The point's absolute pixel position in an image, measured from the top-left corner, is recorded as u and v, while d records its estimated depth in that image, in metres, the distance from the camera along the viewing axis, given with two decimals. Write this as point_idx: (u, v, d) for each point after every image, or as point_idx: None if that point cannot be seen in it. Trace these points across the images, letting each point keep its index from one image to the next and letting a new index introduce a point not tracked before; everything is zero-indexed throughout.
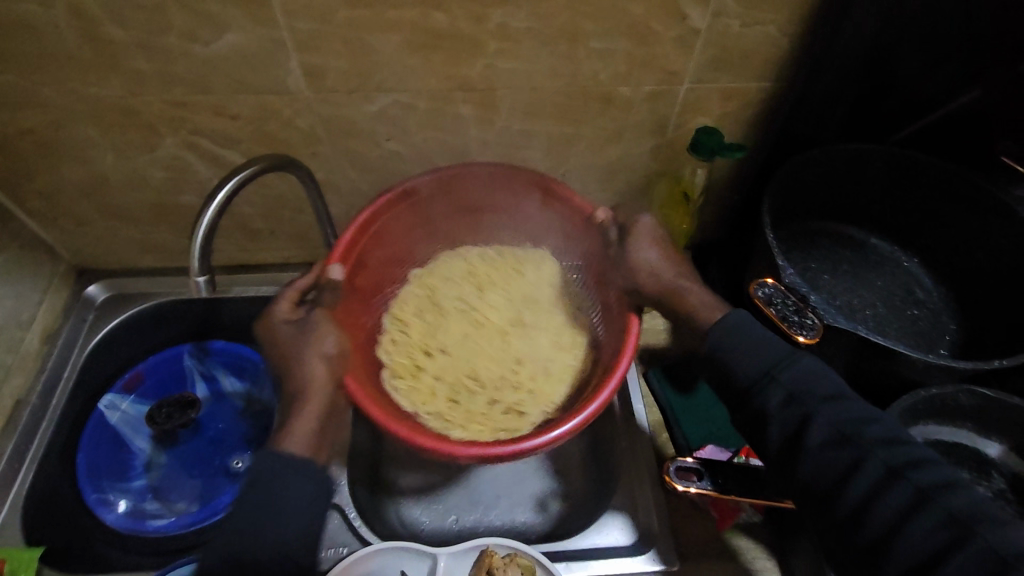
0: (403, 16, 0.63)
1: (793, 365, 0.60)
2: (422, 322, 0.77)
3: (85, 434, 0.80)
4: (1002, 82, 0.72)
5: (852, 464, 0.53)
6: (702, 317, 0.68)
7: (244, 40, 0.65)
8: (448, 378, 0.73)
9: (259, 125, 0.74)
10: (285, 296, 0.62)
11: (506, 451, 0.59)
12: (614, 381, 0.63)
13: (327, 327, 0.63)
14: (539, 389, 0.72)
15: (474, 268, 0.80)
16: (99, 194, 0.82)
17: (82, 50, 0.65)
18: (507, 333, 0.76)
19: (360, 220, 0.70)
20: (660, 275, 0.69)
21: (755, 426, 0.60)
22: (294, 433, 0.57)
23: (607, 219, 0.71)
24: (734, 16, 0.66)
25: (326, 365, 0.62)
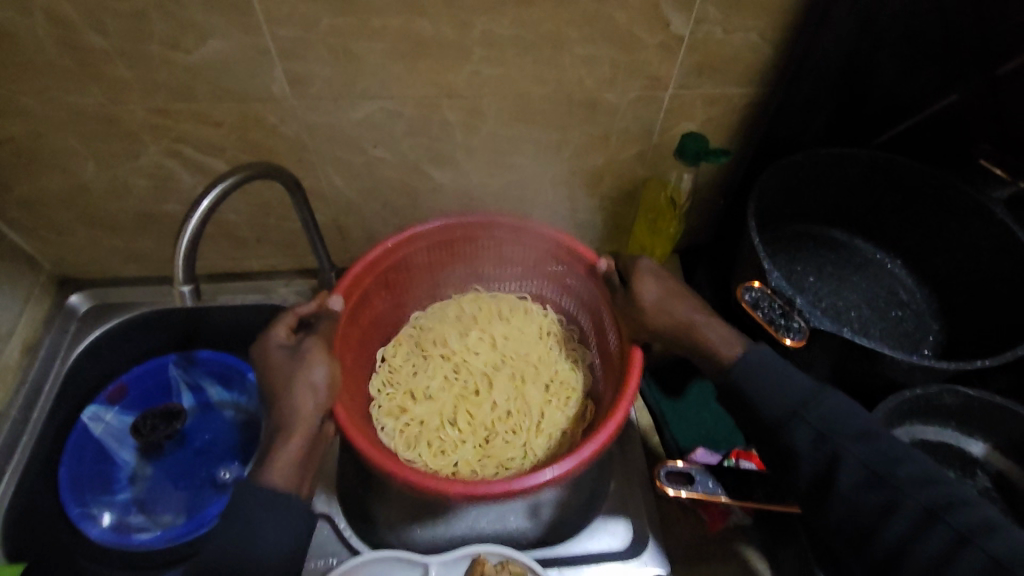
0: (387, 24, 0.63)
1: (820, 401, 0.60)
2: (412, 367, 0.81)
3: (69, 447, 0.79)
4: (977, 87, 0.74)
5: (888, 505, 0.55)
6: (723, 354, 0.66)
7: (227, 47, 0.64)
8: (435, 424, 0.78)
9: (243, 132, 0.73)
10: (283, 322, 0.66)
11: (496, 490, 0.60)
12: (612, 425, 0.63)
13: (320, 356, 0.63)
14: (528, 438, 0.76)
15: (464, 316, 0.85)
16: (80, 203, 0.81)
17: (62, 58, 0.64)
18: (496, 385, 0.80)
19: (369, 258, 0.73)
20: (670, 310, 0.68)
21: (784, 461, 0.61)
22: (276, 464, 0.57)
23: (610, 269, 0.73)
24: (717, 23, 0.66)
25: (314, 396, 0.61)
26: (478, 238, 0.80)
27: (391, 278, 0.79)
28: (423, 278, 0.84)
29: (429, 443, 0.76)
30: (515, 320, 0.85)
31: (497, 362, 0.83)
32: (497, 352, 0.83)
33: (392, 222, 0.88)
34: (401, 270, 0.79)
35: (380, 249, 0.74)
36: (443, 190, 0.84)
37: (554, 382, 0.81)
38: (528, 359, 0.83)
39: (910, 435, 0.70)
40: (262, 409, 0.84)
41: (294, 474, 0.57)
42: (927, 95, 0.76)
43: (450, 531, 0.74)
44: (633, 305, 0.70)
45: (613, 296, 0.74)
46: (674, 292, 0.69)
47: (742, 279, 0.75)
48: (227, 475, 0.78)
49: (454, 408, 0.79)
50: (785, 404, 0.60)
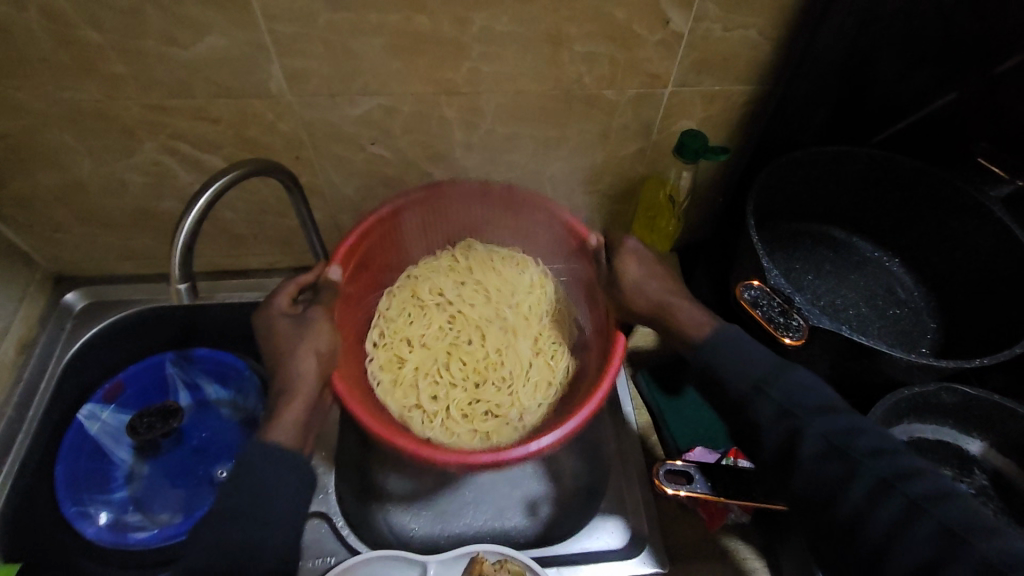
0: (385, 20, 0.63)
1: (784, 377, 0.60)
2: (407, 317, 0.82)
3: (65, 445, 0.78)
4: (977, 85, 0.74)
5: (845, 477, 0.55)
6: (692, 334, 0.65)
7: (225, 43, 0.64)
8: (429, 372, 0.79)
9: (240, 129, 0.73)
10: (284, 291, 0.65)
11: (484, 460, 0.61)
12: (594, 403, 0.63)
13: (325, 325, 0.64)
14: (517, 386, 0.78)
15: (458, 267, 0.85)
16: (76, 200, 0.80)
17: (57, 54, 0.64)
18: (488, 334, 0.82)
19: (364, 226, 0.73)
20: (647, 291, 0.67)
21: (750, 436, 0.60)
22: (281, 423, 0.57)
23: (600, 246, 0.73)
24: (716, 20, 0.66)
25: (318, 362, 0.62)
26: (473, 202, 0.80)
27: (385, 240, 0.78)
28: (419, 235, 0.83)
29: (423, 389, 0.77)
30: (506, 269, 0.85)
31: (489, 311, 0.84)
32: (489, 300, 0.84)
33: None
34: (399, 228, 0.79)
35: (371, 220, 0.73)
36: None
37: (543, 333, 0.82)
38: (519, 310, 0.84)
39: (908, 434, 0.71)
40: (259, 407, 0.83)
41: (299, 435, 0.58)
42: (928, 92, 0.76)
43: (446, 530, 0.74)
44: (616, 284, 0.70)
45: (599, 273, 0.74)
46: (658, 276, 0.69)
47: (741, 276, 0.75)
48: (224, 474, 0.78)
49: (447, 357, 0.81)
50: (748, 381, 0.60)
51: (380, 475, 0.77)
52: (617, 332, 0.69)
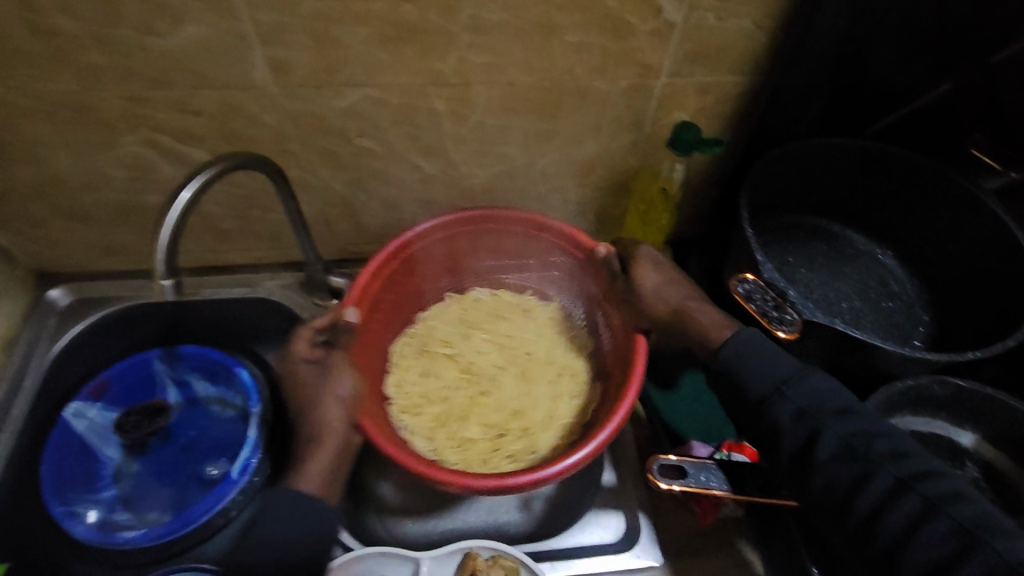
0: (370, 8, 0.61)
1: (804, 382, 0.62)
2: (421, 368, 0.78)
3: (51, 444, 0.77)
4: (972, 75, 0.73)
5: (862, 476, 0.56)
6: (714, 337, 0.71)
7: (205, 32, 0.62)
8: (447, 421, 0.74)
9: (223, 122, 0.71)
10: (304, 336, 0.68)
11: (521, 481, 0.60)
12: (624, 408, 0.64)
13: (344, 370, 0.68)
14: (544, 437, 0.73)
15: (473, 312, 0.84)
16: (56, 194, 0.78)
17: (31, 44, 0.62)
18: (504, 383, 0.77)
19: (374, 266, 0.72)
20: (666, 297, 0.75)
21: (768, 437, 0.62)
22: (308, 473, 0.62)
23: (609, 253, 0.74)
24: (709, 9, 0.65)
25: (340, 407, 0.66)
26: (479, 233, 0.79)
27: (404, 276, 0.78)
28: (431, 276, 0.82)
29: (444, 439, 0.73)
30: (518, 315, 0.84)
31: (503, 357, 0.80)
32: (501, 348, 0.81)
33: (380, 214, 0.86)
34: (417, 267, 0.79)
35: (382, 254, 0.73)
36: (430, 181, 0.82)
37: (563, 374, 0.78)
38: (534, 355, 0.80)
39: (901, 427, 0.70)
40: (249, 404, 0.82)
41: (325, 481, 0.63)
42: (922, 83, 0.75)
43: (438, 524, 0.73)
44: (632, 291, 0.75)
45: (613, 279, 0.76)
46: (673, 281, 0.76)
47: (734, 268, 0.74)
48: (214, 471, 0.77)
49: (466, 408, 0.75)
50: (769, 383, 0.62)
51: (371, 472, 0.76)
52: (635, 335, 0.70)
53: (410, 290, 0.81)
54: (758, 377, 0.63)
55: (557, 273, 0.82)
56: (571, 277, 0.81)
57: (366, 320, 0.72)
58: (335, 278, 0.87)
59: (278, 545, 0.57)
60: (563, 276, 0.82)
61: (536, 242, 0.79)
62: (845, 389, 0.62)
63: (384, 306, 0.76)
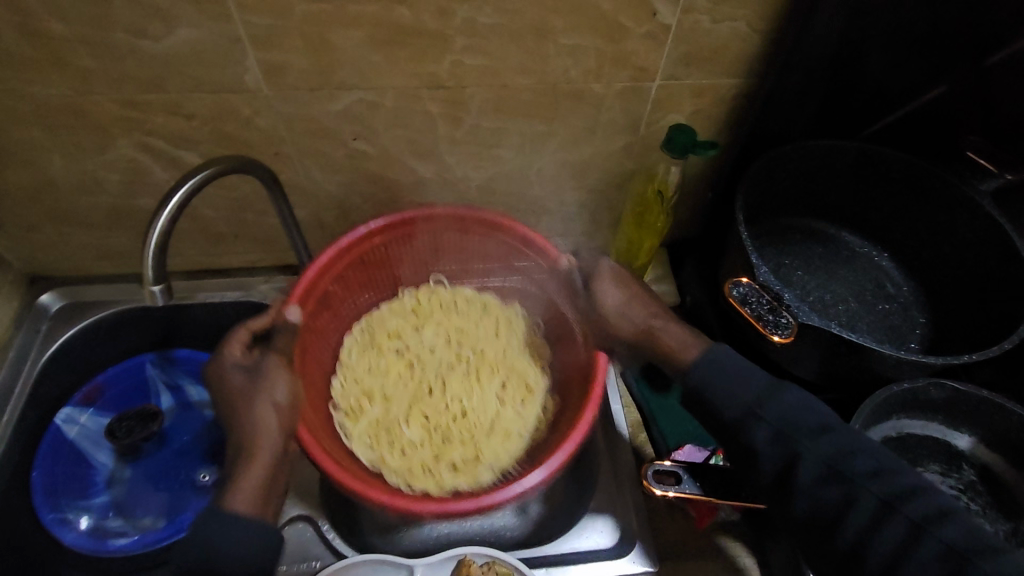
0: (364, 11, 0.61)
1: (777, 401, 0.60)
2: (367, 364, 0.78)
3: (42, 450, 0.76)
4: (970, 77, 0.73)
5: (847, 499, 0.55)
6: (681, 355, 0.68)
7: (198, 35, 0.62)
8: (388, 423, 0.74)
9: (216, 126, 0.71)
10: (236, 338, 0.65)
11: (466, 507, 0.60)
12: (578, 434, 0.64)
13: (279, 376, 0.64)
14: (494, 448, 0.72)
15: (423, 310, 0.82)
16: (48, 198, 0.78)
17: (22, 46, 0.61)
18: (450, 383, 0.77)
19: (322, 262, 0.72)
20: (631, 317, 0.73)
21: (746, 461, 0.61)
22: (238, 490, 0.57)
23: (572, 265, 0.75)
24: (704, 11, 0.65)
25: (277, 415, 0.61)
26: (432, 231, 0.78)
27: (349, 277, 0.77)
28: (378, 276, 0.81)
29: (386, 444, 0.72)
30: (469, 310, 0.83)
31: (450, 355, 0.80)
32: (450, 344, 0.81)
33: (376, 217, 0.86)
34: (365, 266, 0.78)
35: (331, 249, 0.72)
36: (425, 183, 0.82)
37: (511, 377, 0.78)
38: (484, 354, 0.80)
39: (898, 429, 0.70)
40: None
41: (258, 498, 0.57)
42: (919, 86, 0.75)
43: (435, 530, 0.72)
44: (597, 309, 0.75)
45: (574, 292, 0.77)
46: (635, 295, 0.74)
47: (729, 271, 0.74)
48: (207, 477, 0.76)
49: (408, 408, 0.76)
50: (742, 404, 0.61)
51: None
52: (595, 352, 0.70)
53: (357, 289, 0.80)
54: (729, 400, 0.61)
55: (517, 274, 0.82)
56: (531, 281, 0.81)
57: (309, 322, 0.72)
58: None
59: (204, 564, 0.53)
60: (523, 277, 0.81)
61: (497, 243, 0.78)
62: (819, 401, 0.61)
63: (329, 306, 0.76)
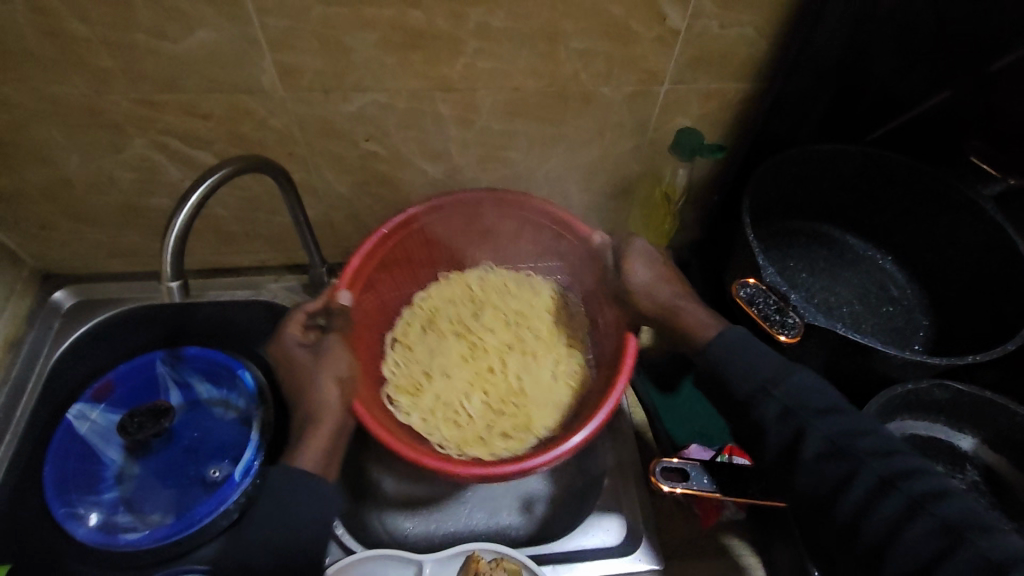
0: (379, 14, 0.62)
1: (790, 378, 0.61)
2: (427, 346, 0.80)
3: (54, 446, 0.77)
4: (970, 84, 0.74)
5: (847, 475, 0.55)
6: (702, 335, 0.67)
7: (216, 37, 0.63)
8: (446, 400, 0.75)
9: (231, 126, 0.72)
10: (296, 320, 0.66)
11: (510, 470, 0.61)
12: (611, 403, 0.64)
13: (340, 352, 0.67)
14: (543, 416, 0.74)
15: (474, 288, 0.84)
16: (64, 197, 0.79)
17: (42, 47, 0.62)
18: (508, 361, 0.78)
19: (368, 248, 0.72)
20: (655, 295, 0.70)
21: (753, 435, 0.61)
22: (306, 451, 0.60)
23: (605, 244, 0.74)
24: (713, 17, 0.66)
25: (340, 388, 0.64)
26: (470, 213, 0.78)
27: (398, 259, 0.78)
28: (428, 258, 0.83)
29: (442, 418, 0.74)
30: (524, 292, 0.84)
31: (509, 335, 0.81)
32: (508, 324, 0.82)
33: (385, 217, 0.87)
34: (413, 248, 0.79)
35: (378, 235, 0.72)
36: (435, 184, 0.83)
37: (563, 354, 0.79)
38: (539, 334, 0.81)
39: (902, 430, 0.71)
40: (251, 407, 0.82)
41: (322, 462, 0.60)
42: (920, 91, 0.76)
43: (443, 529, 0.74)
44: (623, 287, 0.71)
45: (605, 273, 0.75)
46: (665, 278, 0.72)
47: (736, 272, 0.75)
48: (216, 474, 0.77)
49: (467, 386, 0.77)
50: (756, 380, 0.61)
51: (377, 478, 0.76)
52: (625, 333, 0.70)
53: (408, 271, 0.82)
54: (746, 375, 0.62)
55: (549, 249, 0.82)
56: (563, 257, 0.81)
57: (359, 303, 0.73)
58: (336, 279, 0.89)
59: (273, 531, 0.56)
60: (557, 254, 0.82)
61: (525, 222, 0.79)
62: (831, 388, 0.62)
63: (379, 288, 0.78)
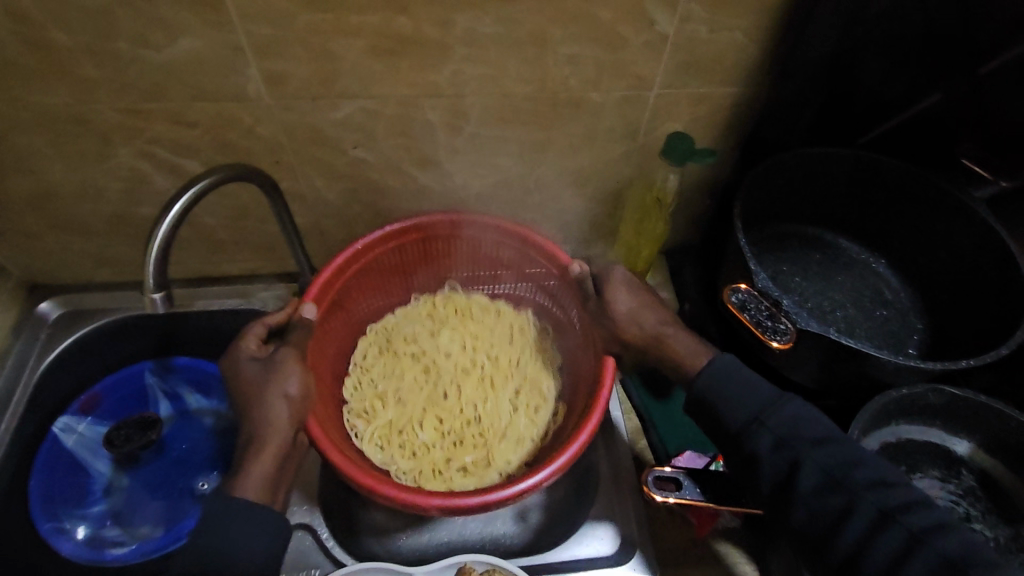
0: (366, 21, 0.61)
1: (782, 410, 0.60)
2: (383, 368, 0.79)
3: (40, 460, 0.76)
4: (962, 86, 0.74)
5: (844, 509, 0.55)
6: (689, 363, 0.68)
7: (201, 45, 0.62)
8: (402, 426, 0.76)
9: (217, 134, 0.71)
10: (253, 333, 0.65)
11: (472, 503, 0.60)
12: (584, 434, 0.64)
13: (293, 367, 0.63)
14: (503, 449, 0.74)
15: (437, 312, 0.84)
16: (48, 206, 0.78)
17: (24, 56, 0.61)
18: (465, 388, 0.78)
19: (337, 263, 0.72)
20: (640, 322, 0.70)
21: (747, 468, 0.61)
22: (248, 478, 0.58)
23: (583, 271, 0.73)
24: (701, 21, 0.66)
25: (288, 407, 0.62)
26: (442, 236, 0.78)
27: (364, 280, 0.78)
28: (393, 279, 0.82)
29: (398, 446, 0.74)
30: (485, 317, 0.84)
31: (465, 360, 0.81)
32: (465, 348, 0.82)
33: (375, 225, 0.86)
34: (379, 269, 0.79)
35: (348, 252, 0.73)
36: (424, 190, 0.82)
37: (525, 385, 0.79)
38: (498, 361, 0.81)
39: (896, 435, 0.70)
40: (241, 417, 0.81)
41: (267, 487, 0.59)
42: (917, 90, 0.76)
43: (436, 538, 0.72)
44: (604, 310, 0.72)
45: (585, 300, 0.74)
46: (647, 302, 0.72)
47: (727, 277, 0.74)
48: (205, 486, 0.76)
49: (423, 413, 0.77)
50: (746, 412, 0.61)
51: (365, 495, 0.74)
52: (605, 356, 0.69)
53: (374, 293, 0.81)
54: (735, 409, 0.61)
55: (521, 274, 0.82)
56: (537, 280, 0.81)
57: (323, 323, 0.73)
58: None
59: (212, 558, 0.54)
60: (530, 277, 0.81)
61: (498, 244, 0.79)
62: (824, 416, 0.61)
63: (347, 306, 0.77)
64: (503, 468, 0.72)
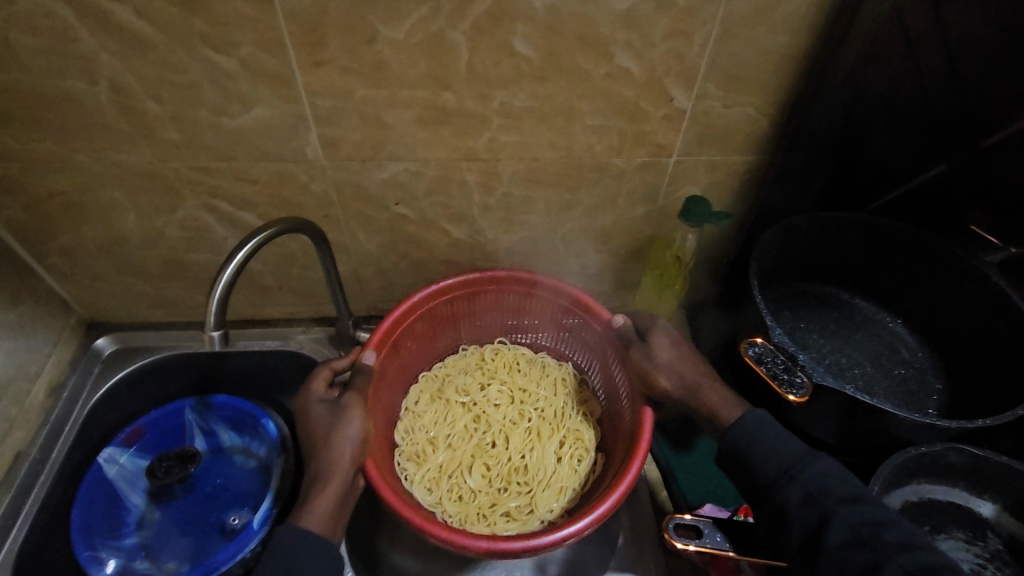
0: (415, 95, 0.69)
1: (813, 467, 0.62)
2: (434, 414, 0.84)
3: (84, 488, 0.79)
4: (966, 159, 0.79)
5: (872, 567, 0.55)
6: (725, 417, 0.68)
7: (269, 114, 0.70)
8: (451, 471, 0.80)
9: (275, 190, 0.79)
10: (321, 376, 0.71)
11: (515, 546, 0.62)
12: (624, 485, 0.66)
13: (356, 411, 0.67)
14: (547, 499, 0.77)
15: (486, 364, 0.89)
16: (117, 251, 0.86)
17: (118, 122, 0.70)
18: (512, 437, 0.83)
19: (396, 314, 0.78)
20: (681, 374, 0.72)
21: (776, 523, 0.62)
22: (314, 510, 0.61)
23: (627, 324, 0.77)
24: (717, 99, 0.72)
25: (353, 447, 0.65)
26: (491, 291, 0.84)
27: (417, 333, 0.83)
28: (448, 329, 0.88)
29: (446, 489, 0.79)
30: (532, 370, 0.89)
31: (513, 410, 0.85)
32: (513, 400, 0.86)
33: (410, 273, 0.92)
34: (437, 317, 0.84)
35: (406, 304, 0.78)
36: (458, 245, 0.88)
37: (569, 437, 0.83)
38: (543, 413, 0.85)
39: (918, 493, 0.71)
40: (272, 455, 0.84)
41: (328, 521, 0.62)
42: (920, 163, 0.81)
43: None
44: (645, 359, 0.73)
45: (627, 348, 0.76)
46: (687, 357, 0.73)
47: (744, 333, 0.78)
48: (236, 522, 0.78)
49: (471, 459, 0.81)
50: (776, 466, 0.62)
51: (385, 545, 0.76)
52: (642, 408, 0.72)
53: (428, 342, 0.87)
54: (764, 461, 0.63)
55: (568, 332, 0.87)
56: (582, 336, 0.85)
57: (382, 368, 0.77)
58: (361, 332, 0.93)
59: None
60: (574, 333, 0.86)
61: (544, 299, 0.83)
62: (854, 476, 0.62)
63: (402, 353, 0.82)
64: (546, 519, 0.76)
